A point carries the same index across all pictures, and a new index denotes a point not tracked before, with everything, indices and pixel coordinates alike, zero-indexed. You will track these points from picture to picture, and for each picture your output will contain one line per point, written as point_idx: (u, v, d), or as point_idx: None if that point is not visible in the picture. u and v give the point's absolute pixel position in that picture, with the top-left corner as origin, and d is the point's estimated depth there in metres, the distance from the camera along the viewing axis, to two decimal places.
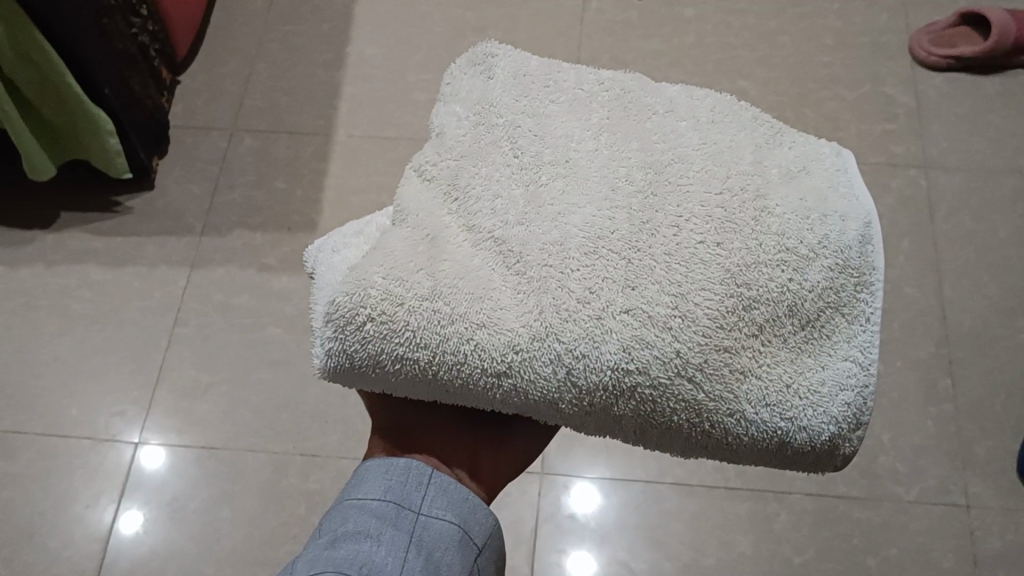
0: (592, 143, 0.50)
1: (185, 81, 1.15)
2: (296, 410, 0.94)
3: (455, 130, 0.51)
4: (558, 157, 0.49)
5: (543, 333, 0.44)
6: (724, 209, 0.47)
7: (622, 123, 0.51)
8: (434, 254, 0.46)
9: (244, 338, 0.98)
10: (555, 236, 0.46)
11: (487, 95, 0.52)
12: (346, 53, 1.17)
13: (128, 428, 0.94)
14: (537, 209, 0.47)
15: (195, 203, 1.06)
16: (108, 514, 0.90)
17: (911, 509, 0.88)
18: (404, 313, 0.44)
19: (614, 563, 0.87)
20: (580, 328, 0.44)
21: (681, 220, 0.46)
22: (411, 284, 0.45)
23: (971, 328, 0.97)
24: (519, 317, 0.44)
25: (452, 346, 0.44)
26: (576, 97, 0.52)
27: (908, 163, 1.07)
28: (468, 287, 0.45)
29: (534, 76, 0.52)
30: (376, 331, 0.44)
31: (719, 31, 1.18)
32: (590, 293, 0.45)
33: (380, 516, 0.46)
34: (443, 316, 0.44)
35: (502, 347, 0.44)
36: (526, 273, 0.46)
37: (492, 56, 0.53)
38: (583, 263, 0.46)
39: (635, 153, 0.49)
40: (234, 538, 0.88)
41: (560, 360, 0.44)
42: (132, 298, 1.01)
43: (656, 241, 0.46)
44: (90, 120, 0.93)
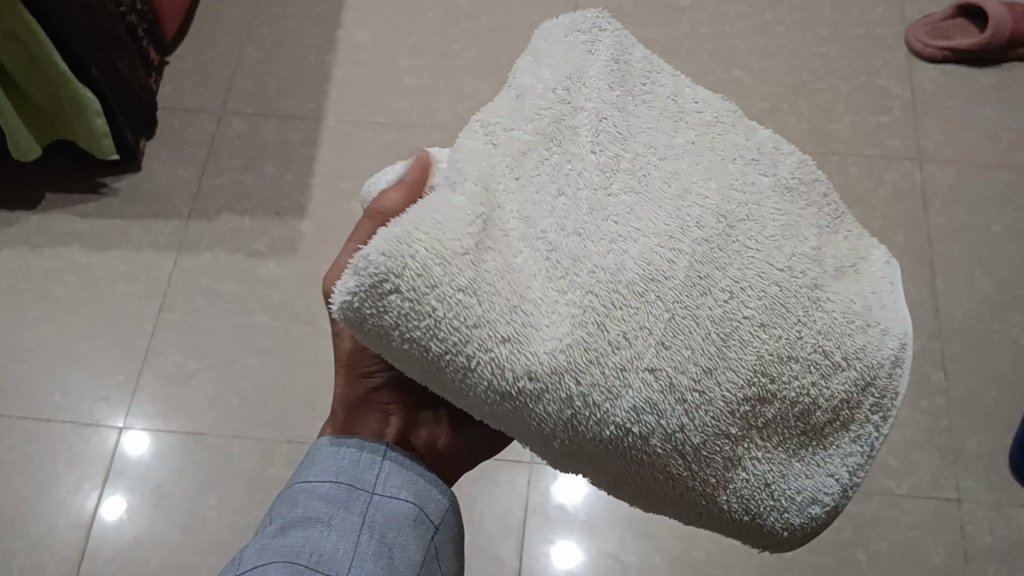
0: (675, 168, 0.48)
1: (174, 63, 1.13)
2: (283, 398, 0.93)
3: (541, 103, 0.48)
4: (630, 174, 0.47)
5: (575, 368, 0.41)
6: (779, 288, 0.45)
7: (701, 160, 0.49)
8: (498, 238, 0.43)
9: (231, 324, 0.97)
10: (609, 262, 0.44)
11: (582, 74, 0.50)
12: (337, 37, 1.15)
13: (112, 413, 0.92)
14: (600, 222, 0.45)
15: (182, 186, 1.05)
16: (90, 500, 0.89)
17: (902, 503, 0.88)
18: (433, 309, 0.39)
19: (602, 554, 0.87)
20: (611, 374, 0.42)
21: (737, 280, 0.45)
22: (453, 269, 0.40)
23: (964, 322, 0.96)
24: (547, 343, 0.41)
25: (470, 348, 0.40)
26: (669, 119, 0.50)
27: (903, 156, 1.06)
28: (527, 288, 0.42)
29: (630, 69, 0.51)
30: (401, 316, 0.39)
31: (714, 21, 1.17)
32: (636, 336, 0.42)
33: (332, 498, 0.45)
34: (471, 316, 0.39)
35: (524, 372, 0.40)
36: (581, 293, 0.43)
37: (598, 41, 0.51)
38: (629, 302, 0.43)
39: (714, 195, 0.47)
40: (219, 526, 0.87)
41: (571, 402, 0.41)
42: (117, 282, 0.99)
43: (711, 297, 0.44)
44: (77, 100, 0.92)
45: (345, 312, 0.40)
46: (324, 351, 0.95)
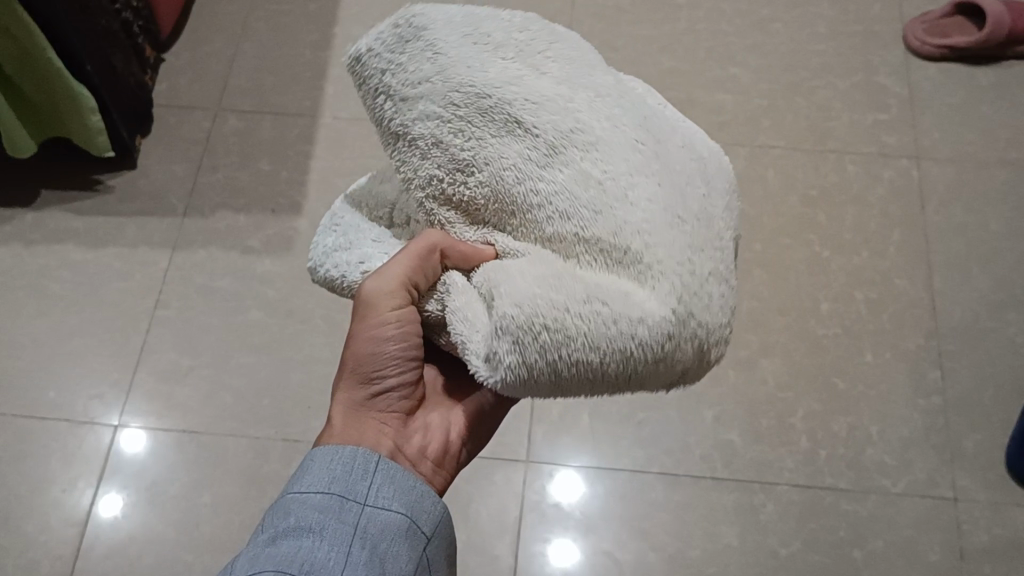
0: (579, 98, 0.46)
1: (169, 60, 1.13)
2: (278, 396, 0.92)
3: (453, 136, 0.45)
4: (569, 127, 0.44)
5: (689, 311, 0.43)
6: (693, 162, 0.47)
7: (575, 71, 0.47)
8: (542, 273, 0.42)
9: (227, 322, 0.96)
10: (635, 212, 0.43)
11: (456, 74, 0.45)
12: (333, 34, 1.15)
13: (108, 411, 0.92)
14: (589, 180, 0.43)
15: (178, 183, 1.05)
16: (85, 497, 0.88)
17: (898, 502, 0.88)
18: (568, 321, 0.41)
19: (598, 553, 0.86)
20: (708, 298, 0.44)
21: (688, 174, 0.46)
22: (569, 291, 0.42)
23: (960, 320, 0.96)
24: (652, 300, 0.42)
25: (617, 339, 0.41)
26: (514, 42, 0.47)
27: (900, 154, 1.06)
28: (593, 284, 0.42)
29: (468, 35, 0.46)
30: (547, 343, 0.41)
31: (711, 18, 1.16)
32: (697, 254, 0.44)
33: (324, 508, 0.44)
34: (606, 316, 0.41)
35: (662, 337, 0.42)
36: (630, 256, 0.43)
37: (425, 29, 0.47)
38: (664, 234, 0.43)
39: (619, 108, 0.46)
40: (213, 523, 0.87)
41: (700, 335, 0.44)
42: (112, 279, 0.99)
43: (693, 198, 0.45)
44: (71, 98, 0.92)
45: (515, 371, 0.42)
46: (320, 349, 0.94)
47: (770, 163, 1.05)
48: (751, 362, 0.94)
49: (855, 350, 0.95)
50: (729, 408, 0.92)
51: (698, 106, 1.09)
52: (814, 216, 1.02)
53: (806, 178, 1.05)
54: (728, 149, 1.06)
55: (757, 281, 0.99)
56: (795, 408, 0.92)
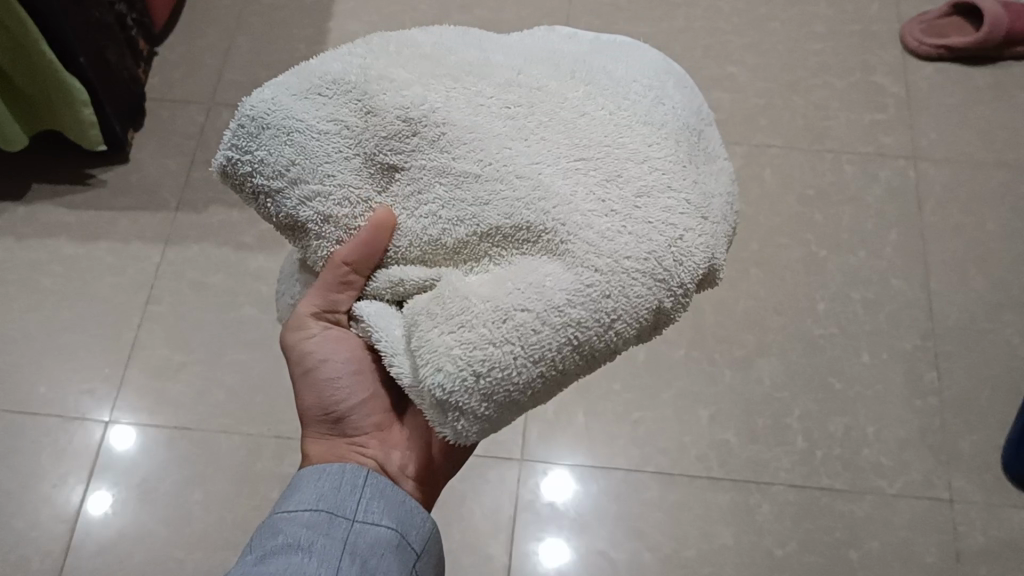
0: (434, 88, 0.43)
1: (163, 54, 1.12)
2: (271, 393, 0.92)
3: (338, 206, 0.44)
4: (428, 133, 0.43)
5: (616, 255, 0.40)
6: (582, 97, 0.44)
7: (422, 64, 0.44)
8: (455, 306, 0.40)
9: (219, 318, 0.96)
10: (522, 191, 0.41)
11: (310, 144, 0.43)
12: (329, 28, 1.14)
13: (98, 407, 0.91)
14: (469, 178, 0.42)
15: (170, 177, 1.04)
16: (75, 493, 0.88)
17: (894, 503, 0.87)
18: (496, 346, 0.39)
19: (592, 553, 0.86)
20: (638, 228, 0.40)
21: (577, 109, 0.43)
22: (477, 317, 0.39)
23: (957, 321, 0.96)
24: (572, 270, 0.40)
25: (545, 331, 0.39)
26: (348, 67, 0.44)
27: (897, 154, 1.06)
28: (512, 288, 0.40)
29: (311, 85, 0.44)
30: (494, 379, 0.39)
31: (709, 16, 1.16)
32: (607, 191, 0.41)
33: (312, 525, 0.44)
34: (525, 318, 0.39)
35: (602, 300, 0.40)
36: (537, 231, 0.41)
37: (265, 113, 0.43)
38: (567, 192, 0.41)
39: (484, 80, 0.44)
40: (204, 521, 0.86)
41: (649, 268, 0.40)
42: (104, 274, 0.98)
43: (584, 129, 0.43)
44: (64, 89, 0.90)
45: (483, 423, 0.40)
46: None
47: (767, 161, 1.05)
48: (747, 361, 0.94)
49: (851, 351, 0.94)
50: (725, 408, 0.92)
51: None
52: (812, 216, 1.02)
53: (803, 177, 1.04)
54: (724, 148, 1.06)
55: (754, 280, 0.98)
56: (791, 407, 0.92)
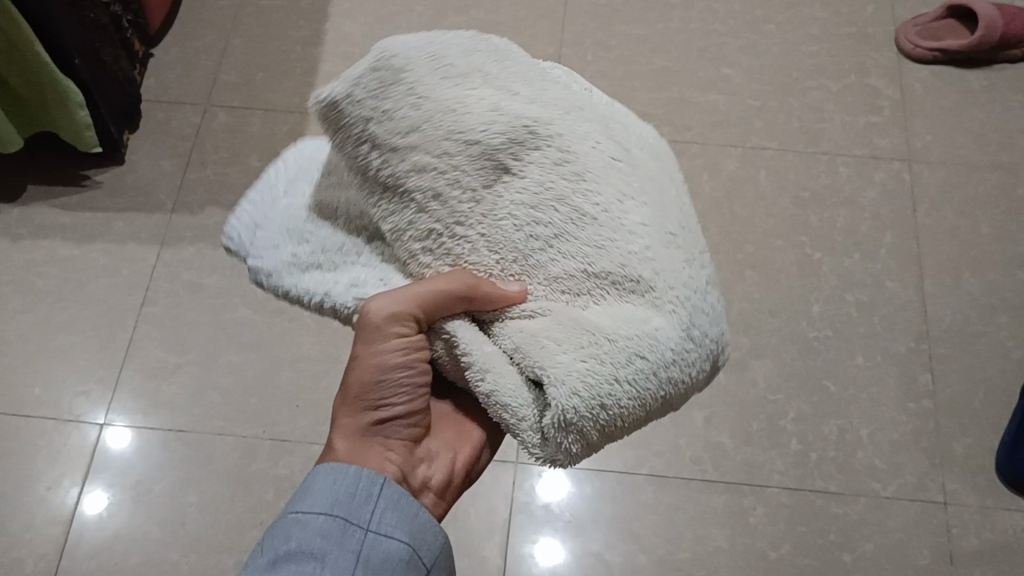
0: (557, 121, 0.46)
1: (158, 55, 1.12)
2: (267, 394, 0.92)
3: (451, 190, 0.46)
4: (553, 156, 0.46)
5: (703, 331, 0.47)
6: (658, 168, 0.50)
7: (540, 92, 0.48)
8: (581, 341, 0.44)
9: (215, 320, 0.96)
10: (640, 246, 0.46)
11: (443, 129, 0.46)
12: (325, 29, 1.14)
13: (93, 408, 0.91)
14: (586, 219, 0.45)
15: (166, 179, 1.04)
16: (71, 495, 0.88)
17: (888, 505, 0.87)
18: (617, 386, 0.44)
19: (586, 554, 0.86)
20: (710, 307, 0.48)
21: (665, 182, 0.49)
22: (600, 355, 0.44)
23: (951, 324, 0.96)
24: (673, 331, 0.46)
25: (648, 381, 0.45)
26: (475, 77, 0.47)
27: (892, 156, 1.06)
28: (626, 333, 0.45)
29: (440, 73, 0.47)
30: (604, 412, 0.45)
31: (704, 18, 1.16)
32: (693, 266, 0.48)
33: (325, 534, 0.45)
34: (638, 366, 0.45)
35: (688, 363, 0.47)
36: (644, 286, 0.45)
37: (404, 80, 0.46)
38: (670, 259, 0.47)
39: (596, 124, 0.48)
40: (199, 524, 0.86)
41: (714, 344, 0.48)
42: (100, 275, 0.98)
43: (673, 203, 0.49)
44: (59, 91, 0.90)
45: (579, 443, 0.46)
46: (308, 347, 0.94)
47: (762, 164, 1.05)
48: (742, 363, 0.94)
49: (846, 353, 0.95)
50: (720, 410, 0.92)
51: (691, 107, 1.09)
52: (807, 218, 1.02)
53: (798, 179, 1.04)
54: (720, 150, 1.06)
55: (749, 283, 0.98)
56: (785, 410, 0.92)
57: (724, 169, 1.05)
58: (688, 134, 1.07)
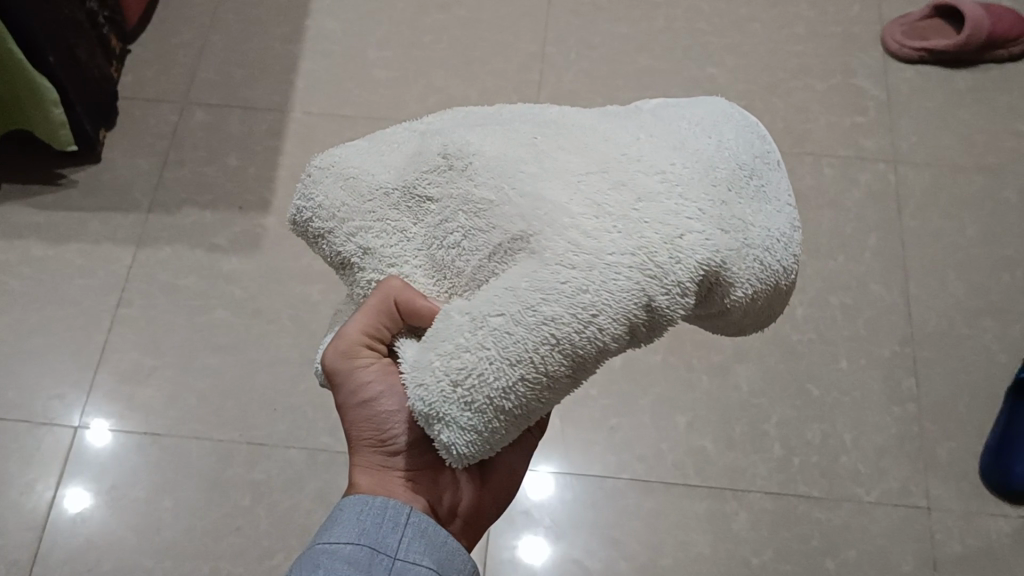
0: (468, 131, 0.45)
1: (136, 51, 1.10)
2: (244, 398, 0.90)
3: (377, 239, 0.45)
4: (456, 162, 0.44)
5: (598, 254, 0.38)
6: (602, 127, 0.45)
7: (469, 120, 0.46)
8: (441, 324, 0.40)
9: (191, 322, 0.94)
10: (518, 205, 0.41)
11: (359, 185, 0.45)
12: (305, 26, 1.13)
13: (68, 411, 0.90)
14: (481, 205, 0.42)
15: (142, 178, 1.02)
16: (43, 499, 0.86)
17: (871, 510, 0.87)
18: (474, 350, 0.38)
19: (567, 560, 0.85)
20: (630, 228, 0.39)
21: (603, 136, 0.44)
22: (457, 327, 0.39)
23: (935, 327, 0.95)
24: (554, 270, 0.38)
25: (522, 331, 0.38)
26: (415, 133, 0.47)
27: (877, 157, 1.05)
28: (492, 293, 0.39)
29: (377, 145, 0.47)
30: (469, 386, 0.38)
31: (689, 17, 1.15)
32: (605, 195, 0.40)
33: (354, 562, 0.43)
34: (504, 321, 0.38)
35: (578, 293, 0.38)
36: (524, 242, 0.40)
37: (332, 161, 0.46)
38: (558, 201, 0.41)
39: (511, 125, 0.45)
40: (175, 530, 0.85)
41: (637, 262, 0.38)
42: (75, 275, 0.96)
43: (598, 148, 0.43)
44: (33, 89, 0.89)
45: (470, 434, 0.39)
46: (286, 349, 0.93)
47: None
48: (725, 367, 0.93)
49: (830, 357, 0.94)
50: (702, 415, 0.91)
51: None
52: None
53: None
54: None
55: None
56: (768, 414, 0.91)
57: None
58: None
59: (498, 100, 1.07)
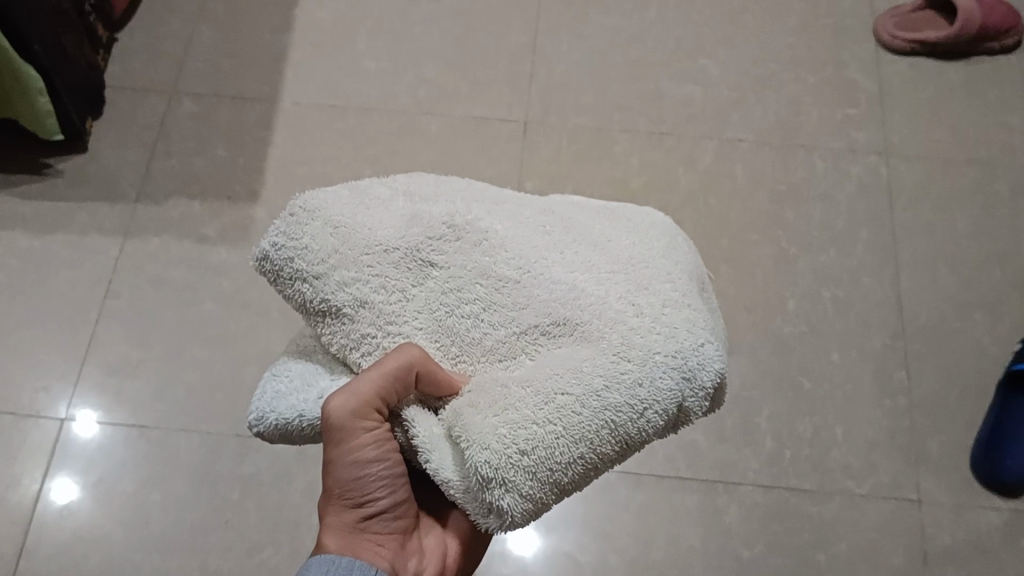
0: (474, 208, 0.48)
1: (123, 40, 1.09)
2: (232, 391, 0.90)
3: (377, 293, 0.45)
4: (471, 239, 0.47)
5: (647, 350, 0.44)
6: (597, 226, 0.51)
7: (462, 194, 0.49)
8: (495, 394, 0.43)
9: (180, 314, 0.94)
10: (559, 297, 0.46)
11: (365, 238, 0.45)
12: (294, 16, 1.12)
13: (54, 404, 0.89)
14: (509, 284, 0.46)
15: (130, 168, 1.01)
16: (30, 492, 0.85)
17: (862, 504, 0.86)
18: (541, 427, 0.42)
19: (558, 554, 0.84)
20: (666, 328, 0.46)
21: (606, 237, 0.50)
22: (520, 403, 0.42)
23: (927, 321, 0.95)
24: (611, 364, 0.44)
25: (586, 414, 0.43)
26: (401, 191, 0.48)
27: (869, 150, 1.05)
28: (549, 374, 0.43)
29: (365, 197, 0.47)
30: (537, 457, 0.42)
31: (682, 8, 1.14)
32: (636, 299, 0.46)
33: None
34: (571, 405, 0.42)
35: (636, 387, 0.44)
36: (571, 327, 0.45)
37: (320, 209, 0.46)
38: (596, 299, 0.46)
39: (519, 210, 0.50)
40: (163, 523, 0.85)
41: (678, 364, 0.45)
42: (61, 267, 0.95)
43: (609, 250, 0.49)
44: (19, 77, 0.88)
45: (525, 502, 0.42)
46: (275, 343, 0.92)
47: (738, 157, 1.04)
48: None
49: (821, 350, 0.94)
50: None
51: (667, 98, 1.08)
52: (783, 213, 1.01)
53: (774, 173, 1.03)
54: (695, 142, 1.05)
55: (724, 279, 0.97)
56: (760, 407, 0.91)
57: (699, 163, 1.03)
58: (663, 126, 1.06)
59: (489, 92, 1.07)
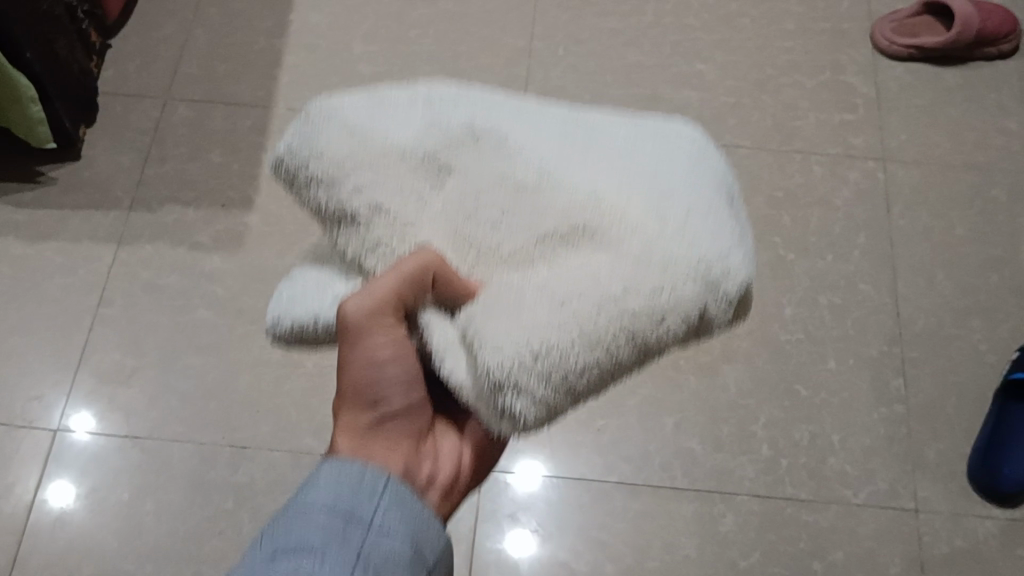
0: (492, 113, 0.45)
1: (117, 46, 1.09)
2: (226, 399, 0.90)
3: (391, 199, 0.42)
4: (487, 143, 0.43)
5: (671, 253, 0.40)
6: (625, 129, 0.46)
7: (483, 99, 0.46)
8: (507, 296, 0.39)
9: (173, 322, 0.93)
10: (578, 197, 0.42)
11: (378, 146, 0.42)
12: (289, 20, 1.11)
13: (47, 413, 0.88)
14: (525, 189, 0.42)
15: (123, 174, 1.01)
16: (22, 503, 0.85)
17: (858, 512, 0.86)
18: (554, 332, 0.37)
19: (553, 564, 0.84)
20: (693, 233, 0.41)
21: (633, 142, 0.45)
22: (534, 307, 0.38)
23: (924, 327, 0.95)
24: (632, 269, 0.39)
25: (602, 320, 0.38)
26: (421, 97, 0.45)
27: (866, 155, 1.04)
28: (565, 278, 0.39)
29: (384, 104, 0.44)
30: (549, 361, 0.37)
31: (678, 12, 1.14)
32: (663, 202, 0.42)
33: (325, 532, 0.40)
34: (588, 309, 0.38)
35: (657, 293, 0.39)
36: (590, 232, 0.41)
37: (337, 112, 0.43)
38: (618, 199, 0.42)
39: (542, 116, 0.46)
40: (156, 533, 0.84)
41: (704, 271, 0.40)
42: (54, 274, 0.95)
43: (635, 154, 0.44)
44: (11, 86, 0.87)
45: (538, 406, 0.38)
46: (268, 350, 0.91)
47: (735, 162, 1.03)
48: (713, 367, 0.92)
49: (818, 357, 0.93)
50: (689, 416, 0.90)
51: (663, 103, 1.07)
52: (780, 218, 1.00)
53: (771, 178, 1.03)
54: None
55: None
56: (756, 415, 0.90)
57: None
58: None
59: None
